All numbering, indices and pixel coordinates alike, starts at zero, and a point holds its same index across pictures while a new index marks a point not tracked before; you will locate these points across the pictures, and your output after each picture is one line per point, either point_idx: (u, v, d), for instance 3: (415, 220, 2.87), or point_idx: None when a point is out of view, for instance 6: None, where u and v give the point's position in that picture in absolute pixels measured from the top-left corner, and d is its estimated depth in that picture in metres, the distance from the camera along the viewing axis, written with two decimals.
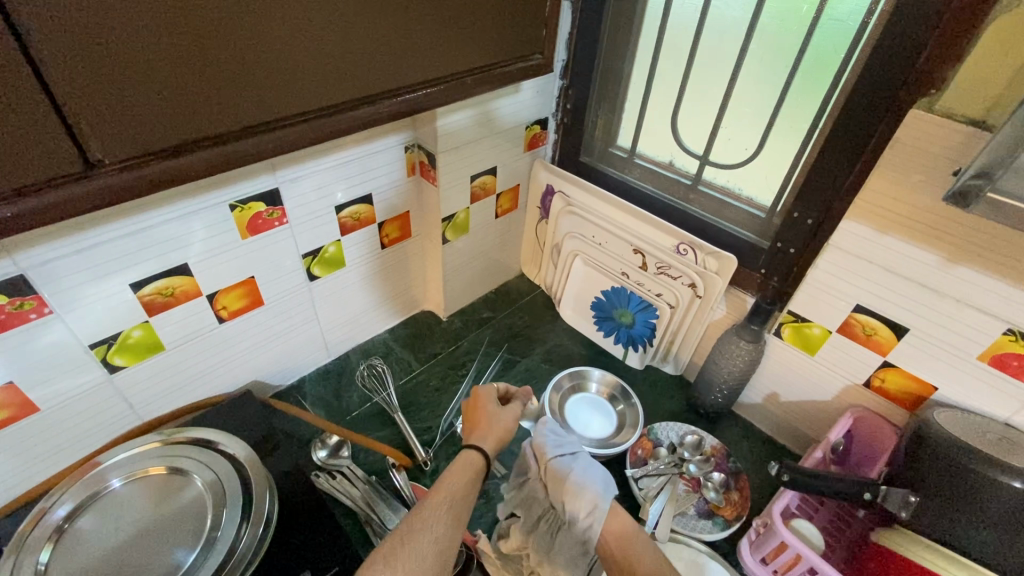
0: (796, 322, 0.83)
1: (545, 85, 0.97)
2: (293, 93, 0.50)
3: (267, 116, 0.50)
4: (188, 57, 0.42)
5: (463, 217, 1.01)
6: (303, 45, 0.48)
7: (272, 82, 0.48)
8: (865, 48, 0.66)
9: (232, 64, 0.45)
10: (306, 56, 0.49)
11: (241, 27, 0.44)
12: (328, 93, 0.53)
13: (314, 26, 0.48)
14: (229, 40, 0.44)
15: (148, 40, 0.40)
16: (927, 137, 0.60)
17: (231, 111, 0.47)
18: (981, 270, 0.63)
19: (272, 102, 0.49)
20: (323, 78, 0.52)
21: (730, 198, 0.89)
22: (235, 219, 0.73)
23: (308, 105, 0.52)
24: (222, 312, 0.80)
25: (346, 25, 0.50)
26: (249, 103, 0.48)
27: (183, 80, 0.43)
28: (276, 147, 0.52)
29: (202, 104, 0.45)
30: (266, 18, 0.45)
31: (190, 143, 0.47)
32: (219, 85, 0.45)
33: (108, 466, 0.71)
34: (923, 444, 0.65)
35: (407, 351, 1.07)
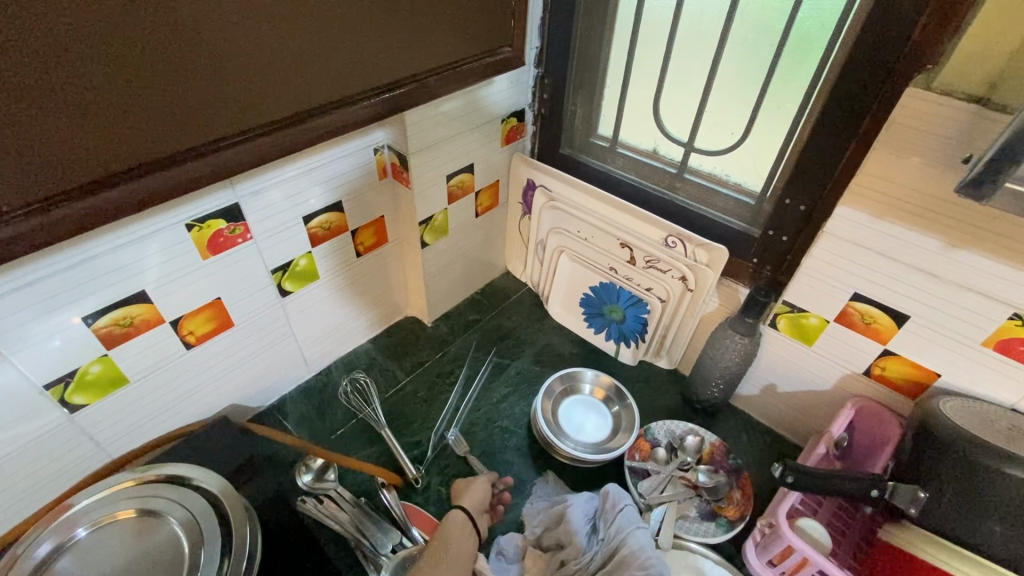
0: (792, 313, 0.80)
1: (518, 75, 0.91)
2: (219, 116, 0.48)
3: (192, 142, 0.48)
4: (91, 89, 0.40)
5: (442, 218, 0.96)
6: (222, 65, 0.46)
7: (192, 107, 0.46)
8: (855, 23, 0.62)
9: (142, 91, 0.43)
10: (228, 79, 0.47)
11: (147, 51, 0.41)
12: (259, 112, 0.50)
13: (232, 42, 0.45)
14: (135, 67, 0.41)
15: (42, 75, 0.38)
16: (926, 117, 0.57)
17: (150, 142, 0.45)
18: (984, 254, 0.60)
19: (195, 127, 0.47)
20: (251, 96, 0.49)
21: (717, 185, 0.85)
22: (193, 239, 0.68)
23: (237, 127, 0.50)
24: (188, 337, 0.75)
25: (271, 38, 0.47)
26: (170, 131, 0.46)
27: (90, 114, 0.41)
28: (209, 174, 0.50)
29: (116, 138, 0.43)
30: (176, 40, 0.42)
31: (106, 180, 0.45)
32: (132, 115, 0.43)
33: (78, 510, 0.67)
34: (929, 438, 0.63)
35: (392, 361, 1.03)
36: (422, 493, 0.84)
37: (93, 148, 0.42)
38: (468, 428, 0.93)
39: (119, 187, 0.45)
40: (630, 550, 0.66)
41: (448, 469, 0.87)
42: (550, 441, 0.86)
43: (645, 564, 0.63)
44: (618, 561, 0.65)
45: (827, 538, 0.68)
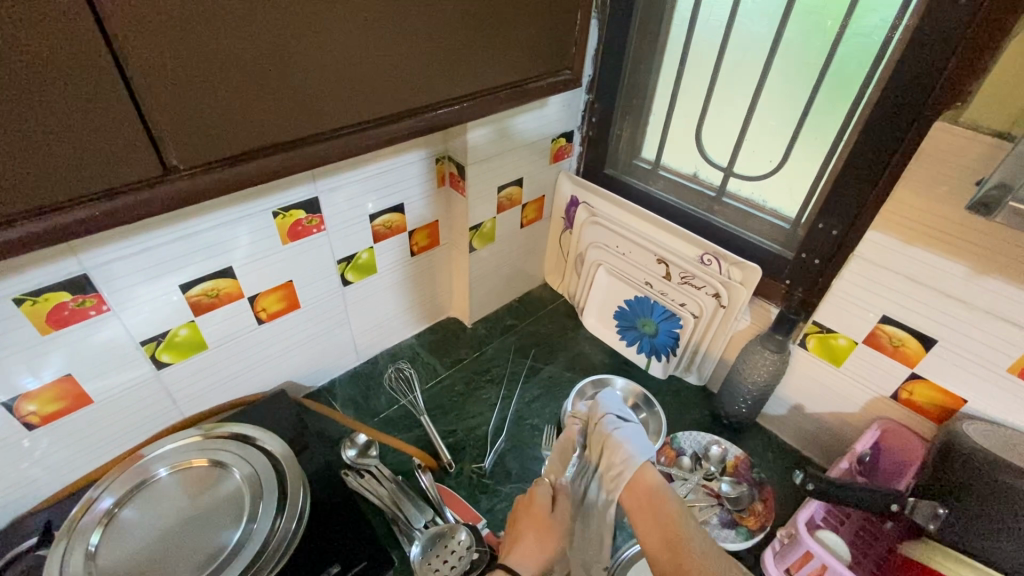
0: (821, 333, 0.83)
1: (571, 99, 1.00)
2: (342, 104, 0.54)
3: (322, 127, 0.54)
4: (252, 62, 0.46)
5: (490, 226, 1.04)
6: (352, 59, 0.52)
7: (322, 94, 0.52)
8: (888, 63, 0.67)
9: (291, 80, 0.49)
10: (358, 75, 0.53)
11: (298, 41, 0.48)
12: (371, 107, 0.57)
13: (361, 43, 0.52)
14: (288, 51, 0.47)
15: (222, 58, 0.44)
16: (954, 149, 0.61)
17: (286, 122, 0.51)
18: (1011, 281, 0.62)
19: (322, 111, 0.53)
20: (367, 91, 0.55)
21: (754, 209, 0.90)
22: (277, 225, 0.78)
23: (353, 117, 0.56)
24: (261, 313, 0.84)
25: (387, 40, 0.54)
26: (303, 114, 0.52)
27: (247, 87, 0.47)
28: (324, 158, 0.56)
29: (265, 112, 0.49)
30: (322, 33, 0.49)
31: (251, 151, 0.51)
32: (278, 94, 0.49)
33: (153, 458, 0.75)
34: (954, 456, 0.64)
35: (433, 355, 1.10)
36: (454, 477, 0.89)
37: (244, 119, 0.48)
38: (501, 423, 0.98)
39: (256, 160, 0.51)
40: (608, 445, 0.63)
41: (480, 457, 0.92)
42: None
43: (625, 460, 0.61)
44: (604, 461, 0.63)
45: (846, 551, 0.70)
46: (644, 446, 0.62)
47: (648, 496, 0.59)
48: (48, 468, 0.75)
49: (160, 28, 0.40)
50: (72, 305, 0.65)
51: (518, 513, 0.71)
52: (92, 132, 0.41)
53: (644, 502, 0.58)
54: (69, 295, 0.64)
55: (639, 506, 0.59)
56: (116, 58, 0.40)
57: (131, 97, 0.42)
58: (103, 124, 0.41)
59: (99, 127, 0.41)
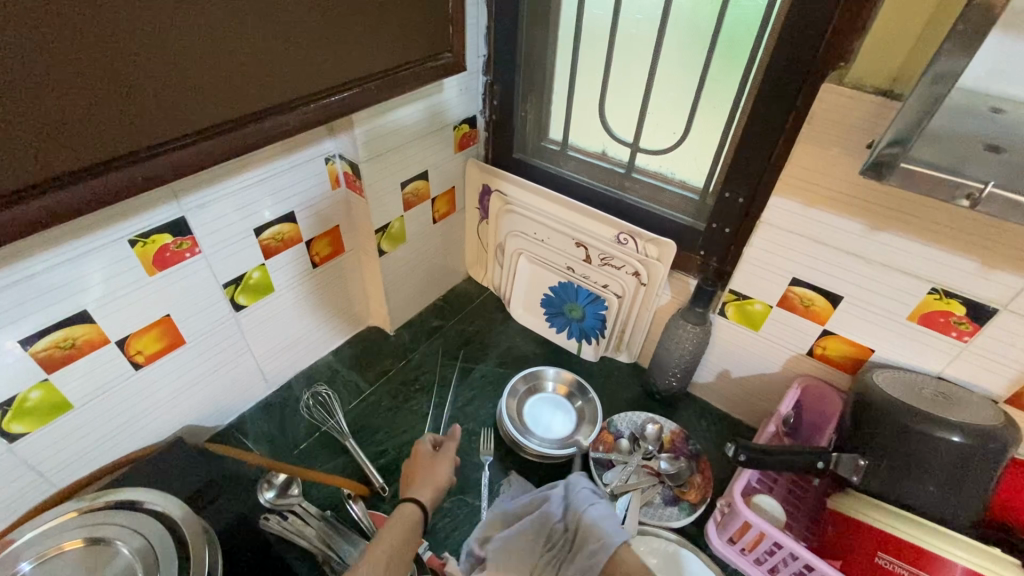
0: (738, 301, 0.84)
1: (468, 82, 0.93)
2: (161, 114, 0.48)
3: (140, 144, 0.48)
4: (19, 82, 0.40)
5: (398, 226, 0.97)
6: (163, 64, 0.46)
7: (130, 104, 0.46)
8: (775, 26, 0.66)
9: (80, 97, 0.43)
10: (176, 81, 0.47)
11: (78, 50, 0.41)
12: (202, 114, 0.51)
13: (170, 45, 0.46)
14: (73, 58, 0.41)
15: None
16: (843, 110, 0.61)
17: (92, 139, 0.45)
18: (903, 234, 0.65)
19: (136, 124, 0.47)
20: (193, 96, 0.49)
21: (663, 182, 0.89)
22: (138, 256, 0.67)
23: (180, 128, 0.50)
24: (137, 357, 0.73)
25: (208, 35, 0.48)
26: (109, 128, 0.45)
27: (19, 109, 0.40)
28: (152, 179, 0.50)
29: (53, 137, 0.43)
30: (118, 32, 0.43)
31: (47, 181, 0.44)
32: (71, 108, 0.43)
33: (21, 545, 0.63)
34: (868, 411, 0.67)
35: (355, 371, 1.02)
36: (390, 501, 0.83)
37: (31, 143, 0.42)
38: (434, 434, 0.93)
39: (63, 189, 0.45)
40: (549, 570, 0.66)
41: None
42: (516, 439, 0.88)
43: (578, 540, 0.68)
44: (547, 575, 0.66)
45: (779, 511, 0.72)
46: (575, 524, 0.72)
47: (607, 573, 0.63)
48: None
49: None
50: None
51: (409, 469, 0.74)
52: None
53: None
54: None
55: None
56: None
57: None
58: None
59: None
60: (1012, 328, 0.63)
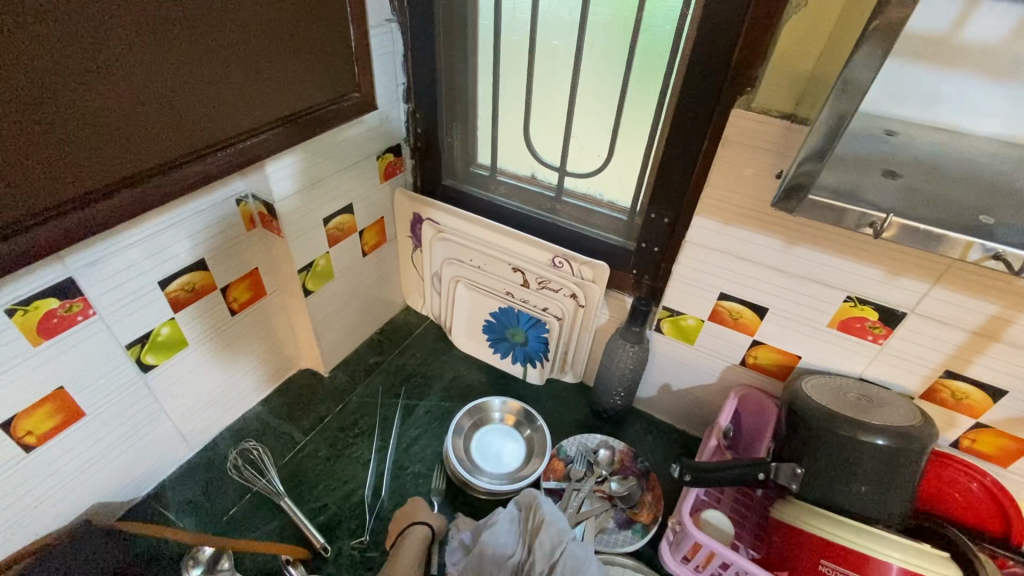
0: (673, 317, 0.86)
1: (388, 113, 0.91)
2: (75, 170, 0.50)
3: (51, 203, 0.50)
4: None
5: (325, 263, 0.92)
6: (76, 123, 0.48)
7: (46, 163, 0.48)
8: (685, 52, 0.68)
9: None
10: (85, 140, 0.49)
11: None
12: (114, 169, 0.53)
13: (77, 108, 0.48)
14: None
15: None
16: (754, 133, 0.64)
17: (14, 202, 0.47)
18: (817, 248, 0.67)
19: (56, 180, 0.49)
20: (112, 149, 0.52)
21: (593, 204, 0.89)
22: (18, 325, 0.59)
23: (97, 181, 0.52)
24: (27, 438, 0.65)
25: (115, 92, 0.50)
26: (25, 189, 0.47)
27: None
28: (72, 231, 0.52)
29: None
30: (26, 101, 0.45)
31: None
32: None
33: None
34: (800, 419, 0.69)
35: (288, 420, 0.95)
36: (333, 560, 0.78)
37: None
38: (378, 480, 0.88)
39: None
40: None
41: (360, 528, 0.82)
42: (464, 478, 0.85)
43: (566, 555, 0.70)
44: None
45: (728, 524, 0.73)
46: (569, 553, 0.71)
47: None
48: None
49: None
50: None
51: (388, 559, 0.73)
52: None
53: None
54: None
55: None
56: None
57: None
58: None
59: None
60: (921, 329, 0.68)
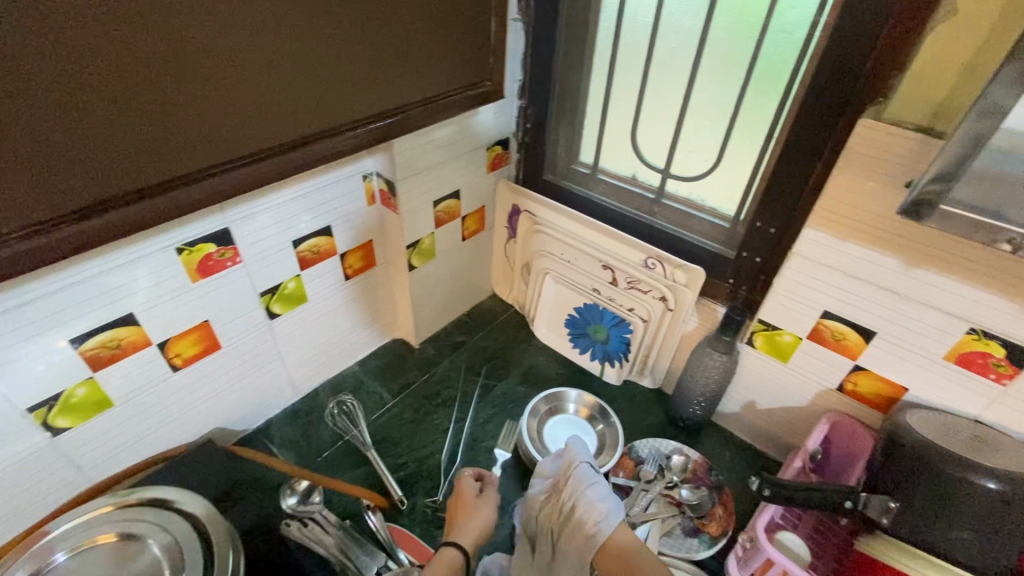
0: (768, 331, 0.83)
1: (502, 107, 0.96)
2: (223, 136, 0.52)
3: (209, 161, 0.52)
4: (117, 106, 0.44)
5: (429, 242, 0.99)
6: (232, 90, 0.50)
7: (212, 122, 0.51)
8: (813, 59, 0.67)
9: (167, 119, 0.48)
10: (247, 105, 0.52)
11: (174, 80, 0.46)
12: (267, 135, 0.55)
13: (248, 75, 0.51)
14: (171, 82, 0.46)
15: (86, 106, 0.43)
16: (882, 145, 0.61)
17: (170, 160, 0.50)
18: (940, 272, 0.63)
19: (218, 140, 0.52)
20: (268, 115, 0.54)
21: (694, 209, 0.89)
22: (184, 263, 0.70)
23: (251, 145, 0.55)
24: (175, 360, 0.76)
25: (279, 64, 0.52)
26: (183, 148, 0.50)
27: (116, 130, 0.45)
28: (224, 189, 0.55)
29: (139, 153, 0.48)
30: (206, 64, 0.48)
31: (129, 193, 0.49)
32: (153, 130, 0.47)
33: (56, 536, 0.65)
34: (900, 451, 0.65)
35: (379, 382, 1.04)
36: (408, 514, 0.84)
37: (118, 162, 0.47)
38: (454, 449, 0.93)
39: (138, 202, 0.50)
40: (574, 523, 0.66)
41: (434, 490, 0.87)
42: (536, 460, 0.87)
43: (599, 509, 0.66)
44: (567, 541, 0.65)
45: (805, 550, 0.70)
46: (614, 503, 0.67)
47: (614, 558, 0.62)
48: None
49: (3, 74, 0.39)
50: None
51: (452, 510, 0.74)
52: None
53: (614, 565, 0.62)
54: None
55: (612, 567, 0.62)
56: None
57: None
58: None
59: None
60: None
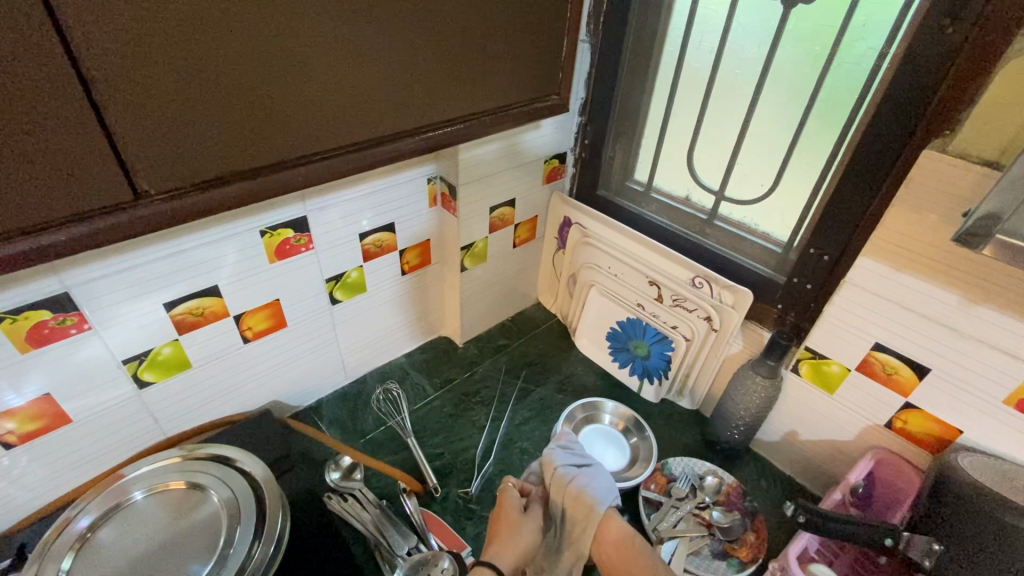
0: (814, 359, 0.82)
1: (564, 122, 1.00)
2: (322, 131, 0.54)
3: (302, 152, 0.54)
4: (231, 92, 0.47)
5: (482, 246, 1.03)
6: (327, 79, 0.52)
7: (311, 115, 0.53)
8: (878, 89, 0.67)
9: (273, 108, 0.50)
10: (343, 100, 0.54)
11: (287, 72, 0.49)
12: (357, 132, 0.57)
13: (347, 73, 0.53)
14: (283, 75, 0.49)
15: (207, 91, 0.45)
16: (944, 177, 0.61)
17: (264, 141, 0.51)
18: (1002, 310, 0.62)
19: (313, 133, 0.54)
20: (359, 112, 0.56)
21: (746, 233, 0.89)
22: (264, 244, 0.77)
23: (341, 140, 0.57)
24: (247, 332, 0.84)
25: (381, 65, 0.55)
26: (283, 137, 0.52)
27: (226, 113, 0.47)
28: (312, 179, 0.56)
29: (244, 139, 0.50)
30: (313, 60, 0.50)
31: (229, 176, 0.51)
32: (253, 113, 0.49)
33: (131, 479, 0.73)
34: (947, 492, 0.63)
35: (423, 375, 1.09)
36: (440, 502, 0.88)
37: (217, 137, 0.48)
38: (489, 446, 0.96)
39: (233, 184, 0.51)
40: (576, 507, 0.69)
41: (467, 482, 0.91)
42: None
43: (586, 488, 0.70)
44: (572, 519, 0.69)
45: None
46: (604, 491, 0.71)
47: (613, 546, 0.66)
48: (26, 488, 0.73)
49: (141, 58, 0.41)
50: (52, 323, 0.64)
51: (493, 527, 0.68)
52: (43, 145, 0.40)
53: (612, 554, 0.66)
54: (49, 313, 0.63)
55: (609, 557, 0.66)
56: (88, 92, 0.40)
57: (105, 130, 0.42)
58: (68, 148, 0.41)
59: (57, 142, 0.41)
60: None
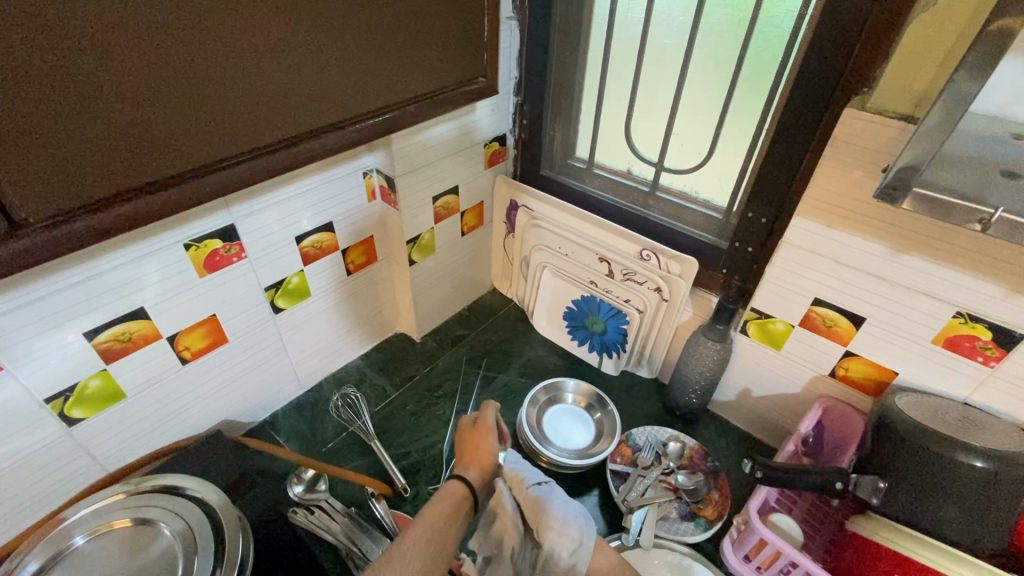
0: (760, 319, 0.85)
1: (499, 103, 0.98)
2: (227, 133, 0.51)
3: (207, 158, 0.51)
4: (113, 101, 0.43)
5: (429, 237, 1.01)
6: (224, 76, 0.48)
7: (212, 117, 0.49)
8: (800, 50, 0.68)
9: (166, 113, 0.46)
10: (248, 99, 0.51)
11: (177, 74, 0.45)
12: (268, 132, 0.54)
13: (250, 70, 0.49)
14: (172, 78, 0.45)
15: (85, 101, 0.41)
16: (862, 134, 0.63)
17: (162, 153, 0.47)
18: (925, 257, 0.65)
19: (218, 137, 0.50)
20: (268, 110, 0.53)
21: (687, 201, 0.90)
22: (190, 259, 0.72)
23: (252, 142, 0.53)
24: (184, 352, 0.78)
25: (285, 57, 0.52)
26: (182, 145, 0.48)
27: (111, 124, 0.43)
28: (225, 186, 0.53)
29: (139, 149, 0.46)
30: (206, 58, 0.46)
31: (127, 192, 0.47)
32: (143, 121, 0.45)
33: (73, 522, 0.67)
34: (889, 431, 0.67)
35: (382, 375, 1.06)
36: (411, 501, 0.87)
37: (100, 149, 0.44)
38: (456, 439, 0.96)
39: (132, 202, 0.47)
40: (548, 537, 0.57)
41: (436, 477, 0.90)
42: (535, 447, 0.89)
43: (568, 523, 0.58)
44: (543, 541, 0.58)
45: (797, 531, 0.73)
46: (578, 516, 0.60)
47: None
48: None
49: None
50: None
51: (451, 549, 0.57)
52: None
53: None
54: None
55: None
56: None
57: None
58: None
59: None
60: None
